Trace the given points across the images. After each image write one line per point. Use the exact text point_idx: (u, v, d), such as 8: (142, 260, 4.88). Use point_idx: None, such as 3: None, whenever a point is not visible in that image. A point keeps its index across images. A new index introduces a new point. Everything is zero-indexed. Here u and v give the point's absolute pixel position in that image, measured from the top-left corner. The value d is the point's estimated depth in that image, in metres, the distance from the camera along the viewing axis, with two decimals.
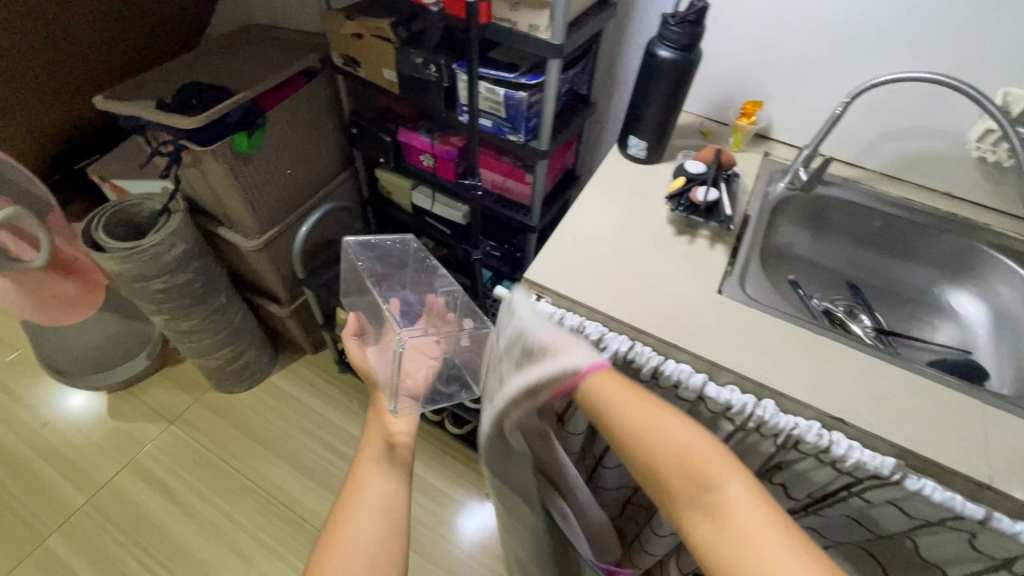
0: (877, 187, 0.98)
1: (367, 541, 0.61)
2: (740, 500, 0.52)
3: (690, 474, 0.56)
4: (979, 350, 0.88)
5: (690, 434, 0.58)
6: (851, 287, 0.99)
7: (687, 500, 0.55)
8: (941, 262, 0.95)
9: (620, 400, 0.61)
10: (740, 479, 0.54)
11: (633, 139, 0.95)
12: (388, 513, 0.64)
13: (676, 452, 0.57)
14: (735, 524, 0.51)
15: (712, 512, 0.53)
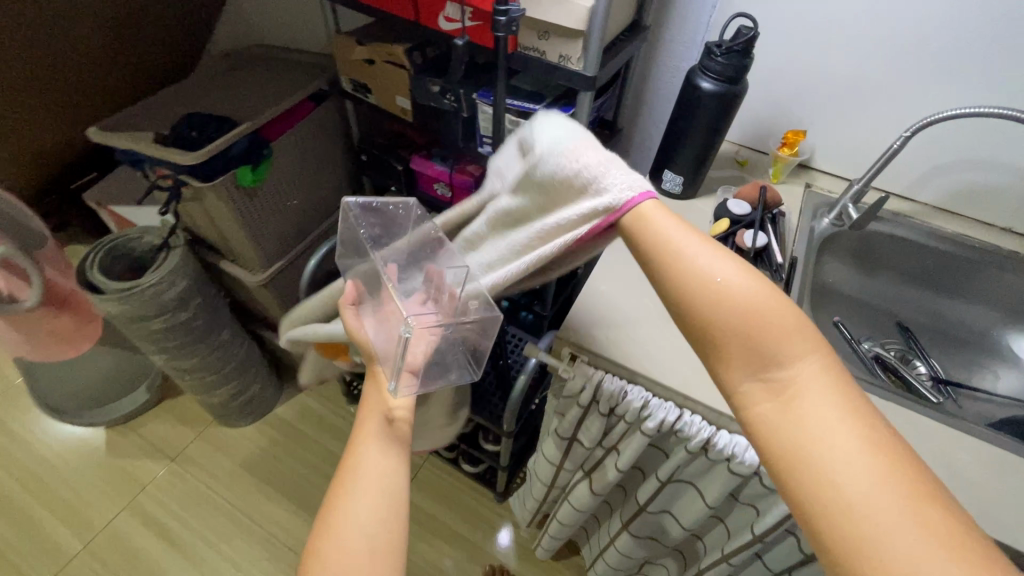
0: (931, 222, 0.91)
1: (366, 531, 0.52)
2: (810, 377, 0.43)
3: (751, 343, 0.44)
4: None
5: (757, 288, 0.45)
6: (902, 329, 0.92)
7: (743, 369, 0.44)
8: (1000, 303, 0.88)
9: (664, 239, 0.48)
10: (813, 355, 0.44)
11: (668, 174, 0.88)
12: (390, 498, 0.54)
13: (742, 313, 0.44)
14: (808, 411, 0.42)
15: (774, 390, 0.43)
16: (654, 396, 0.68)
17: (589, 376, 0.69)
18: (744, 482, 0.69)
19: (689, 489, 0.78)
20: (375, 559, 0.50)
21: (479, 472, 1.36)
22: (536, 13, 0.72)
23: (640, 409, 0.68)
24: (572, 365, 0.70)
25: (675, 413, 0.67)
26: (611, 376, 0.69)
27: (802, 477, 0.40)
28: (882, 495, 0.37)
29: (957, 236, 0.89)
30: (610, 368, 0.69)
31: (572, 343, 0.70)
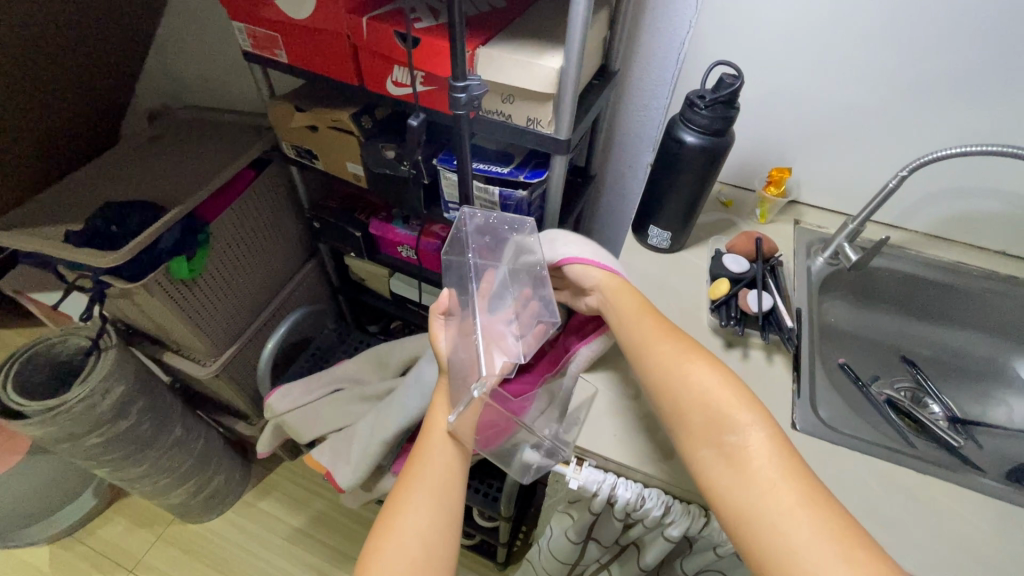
0: (925, 251, 0.87)
1: (423, 535, 0.52)
2: (757, 442, 0.48)
3: (710, 414, 0.50)
4: None
5: (711, 366, 0.54)
6: (908, 362, 0.86)
7: (700, 435, 0.50)
8: (1006, 329, 0.84)
9: (634, 325, 0.61)
10: (761, 423, 0.49)
11: (654, 229, 0.81)
12: (447, 506, 0.55)
13: (697, 384, 0.53)
14: (754, 471, 0.46)
15: (727, 455, 0.48)
16: (675, 500, 0.60)
17: (600, 483, 0.60)
18: None
19: None
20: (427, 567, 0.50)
21: (476, 543, 1.26)
22: (497, 77, 0.63)
23: (662, 515, 0.60)
24: (578, 472, 0.61)
25: (701, 518, 0.59)
26: (624, 481, 0.60)
27: (748, 532, 0.45)
28: (815, 548, 0.41)
29: (952, 265, 0.85)
30: (623, 472, 0.61)
31: (579, 450, 0.61)
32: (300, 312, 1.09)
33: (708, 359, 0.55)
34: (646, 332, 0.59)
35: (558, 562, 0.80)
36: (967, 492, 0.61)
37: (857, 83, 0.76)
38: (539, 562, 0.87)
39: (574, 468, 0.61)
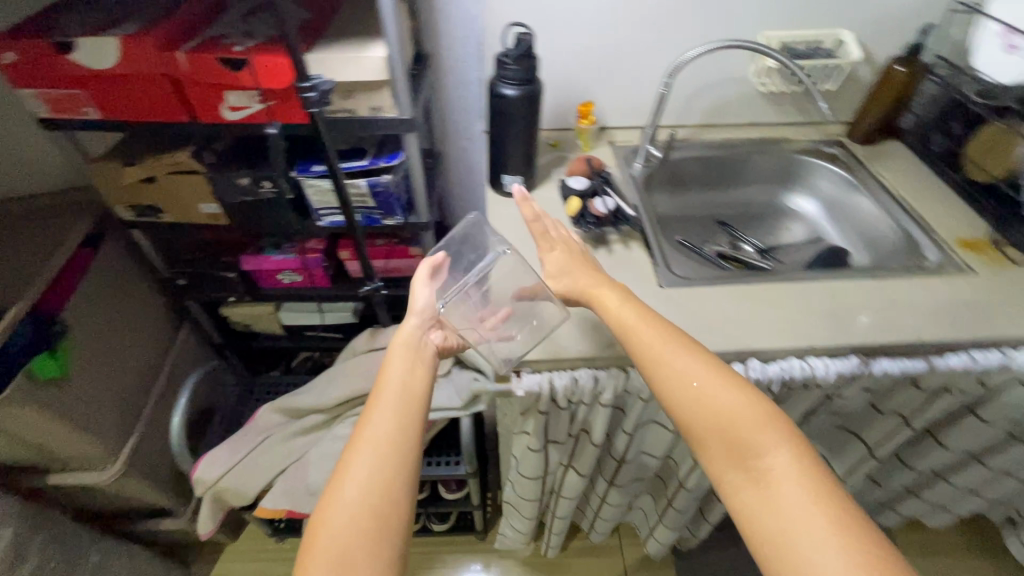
0: (703, 138, 1.13)
1: (375, 500, 0.50)
2: (778, 462, 0.50)
3: (732, 436, 0.52)
4: (827, 234, 1.08)
5: (731, 382, 0.56)
6: (721, 224, 1.12)
7: (723, 457, 0.52)
8: (770, 177, 1.14)
9: (642, 349, 0.61)
10: (779, 438, 0.51)
11: (507, 177, 0.93)
12: (399, 471, 0.53)
13: (715, 403, 0.54)
14: (777, 490, 0.49)
15: (748, 477, 0.50)
16: (599, 370, 0.74)
17: (540, 381, 0.72)
18: None
19: (653, 428, 0.86)
20: (375, 535, 0.49)
21: (452, 525, 1.31)
22: (332, 76, 0.69)
23: (594, 387, 0.74)
24: (521, 381, 0.72)
25: (622, 375, 0.73)
26: (558, 372, 0.73)
27: (777, 555, 0.46)
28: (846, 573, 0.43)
29: (724, 142, 1.12)
30: (555, 368, 0.73)
31: (511, 362, 0.72)
32: (196, 374, 1.03)
33: (730, 378, 0.56)
34: (658, 353, 0.59)
35: (530, 480, 0.91)
36: (782, 286, 0.84)
37: (617, 21, 0.95)
38: (514, 491, 0.97)
39: (516, 379, 0.72)
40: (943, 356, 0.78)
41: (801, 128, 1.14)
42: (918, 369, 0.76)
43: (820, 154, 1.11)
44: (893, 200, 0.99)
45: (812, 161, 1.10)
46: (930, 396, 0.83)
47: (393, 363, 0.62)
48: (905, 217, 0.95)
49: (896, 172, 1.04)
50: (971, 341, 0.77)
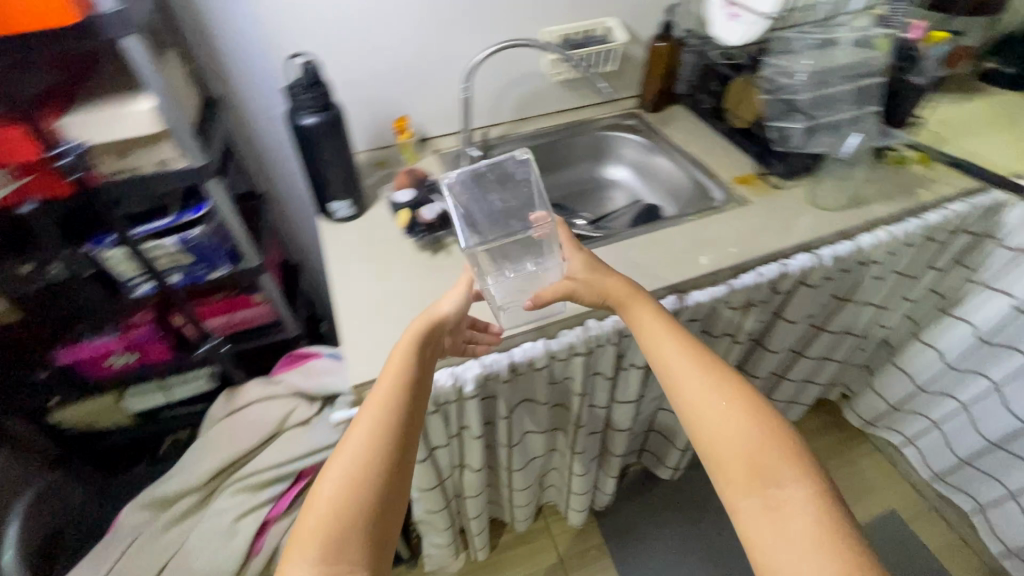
0: (520, 131, 1.21)
1: (373, 500, 0.49)
2: (797, 501, 0.51)
3: (753, 462, 0.54)
4: (643, 194, 1.23)
5: (753, 404, 0.58)
6: (556, 206, 1.22)
7: (739, 485, 0.54)
8: (587, 156, 1.26)
9: (669, 369, 0.63)
10: (797, 473, 0.53)
11: (335, 203, 0.93)
12: (393, 475, 0.52)
13: (739, 427, 0.57)
14: (792, 524, 0.50)
15: (763, 513, 0.52)
16: (456, 367, 0.77)
17: None
18: (550, 370, 0.85)
19: (528, 406, 0.92)
20: (364, 535, 0.48)
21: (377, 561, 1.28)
22: (96, 138, 0.65)
23: (455, 385, 0.76)
24: None
25: (478, 365, 0.77)
26: None
27: None
28: None
29: (537, 132, 1.22)
30: None
31: (370, 383, 0.72)
32: (22, 508, 0.91)
33: (760, 408, 0.58)
34: (683, 375, 0.62)
35: (429, 490, 0.92)
36: (604, 249, 0.94)
37: (406, 37, 0.98)
38: (420, 508, 0.98)
39: None
40: (738, 277, 0.92)
41: (600, 107, 1.28)
42: (720, 293, 0.90)
43: (619, 128, 1.25)
44: (683, 156, 1.15)
45: (613, 135, 1.24)
46: (741, 312, 0.98)
47: (397, 353, 0.61)
48: (693, 168, 1.11)
49: (682, 131, 1.20)
50: (754, 259, 0.92)
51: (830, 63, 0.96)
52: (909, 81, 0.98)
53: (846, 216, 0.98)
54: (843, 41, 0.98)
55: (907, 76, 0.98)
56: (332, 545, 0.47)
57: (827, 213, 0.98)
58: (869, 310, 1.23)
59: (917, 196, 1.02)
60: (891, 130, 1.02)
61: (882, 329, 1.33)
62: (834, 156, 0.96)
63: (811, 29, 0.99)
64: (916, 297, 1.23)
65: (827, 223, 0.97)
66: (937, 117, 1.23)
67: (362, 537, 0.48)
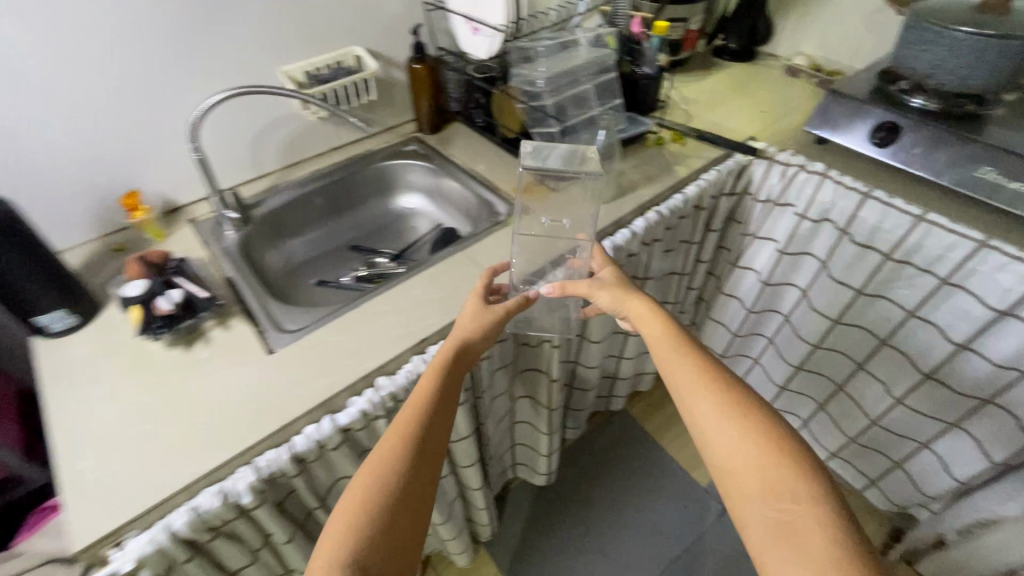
0: (291, 178, 1.11)
1: (395, 498, 0.57)
2: (806, 513, 0.59)
3: (765, 477, 0.63)
4: (439, 217, 1.20)
5: (755, 420, 0.68)
6: (354, 248, 1.16)
7: (751, 493, 0.63)
8: (375, 190, 1.20)
9: (680, 384, 0.74)
10: (800, 487, 0.61)
11: (45, 317, 0.75)
12: (428, 471, 0.61)
13: (748, 440, 0.66)
14: (802, 530, 0.58)
15: (773, 521, 0.60)
16: (224, 481, 0.65)
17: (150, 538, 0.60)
18: (353, 442, 0.76)
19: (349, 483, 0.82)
20: (394, 534, 0.55)
21: None
22: None
23: (228, 504, 0.64)
24: (125, 554, 0.59)
25: (252, 471, 0.65)
26: (171, 515, 0.61)
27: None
28: None
29: (312, 176, 1.12)
30: (168, 509, 0.63)
31: (104, 539, 0.59)
32: None
33: (766, 421, 0.67)
34: (692, 390, 0.72)
35: None
36: (391, 292, 0.87)
37: (107, 111, 0.87)
38: None
39: (118, 554, 0.59)
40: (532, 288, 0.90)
41: (378, 136, 1.22)
42: None
43: (401, 155, 1.20)
44: (465, 174, 1.13)
45: (395, 163, 1.19)
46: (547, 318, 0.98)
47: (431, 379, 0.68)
48: (477, 185, 1.10)
49: (463, 148, 1.19)
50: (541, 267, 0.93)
51: (567, 65, 1.00)
52: (637, 75, 1.06)
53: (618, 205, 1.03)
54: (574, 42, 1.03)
55: (635, 70, 1.07)
56: (364, 539, 0.53)
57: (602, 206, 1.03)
58: (673, 279, 1.34)
59: (676, 173, 1.11)
60: (638, 118, 1.10)
61: (692, 291, 1.46)
62: (592, 151, 1.00)
63: (547, 36, 1.04)
64: (708, 258, 1.36)
65: (603, 216, 1.01)
66: (684, 96, 1.37)
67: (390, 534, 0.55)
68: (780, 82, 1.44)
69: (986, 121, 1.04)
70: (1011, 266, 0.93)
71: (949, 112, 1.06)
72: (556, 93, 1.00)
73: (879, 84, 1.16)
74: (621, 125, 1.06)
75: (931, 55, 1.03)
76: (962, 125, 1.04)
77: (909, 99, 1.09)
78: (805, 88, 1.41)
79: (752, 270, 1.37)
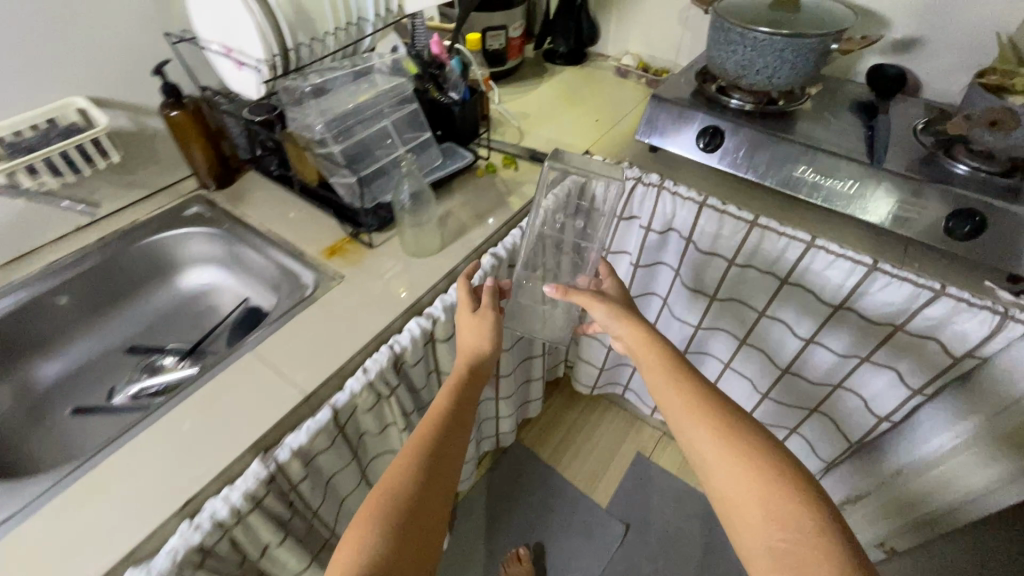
0: (15, 279, 0.84)
1: (380, 546, 0.55)
2: (815, 547, 0.54)
3: (761, 497, 0.59)
4: (243, 290, 0.98)
5: (754, 442, 0.63)
6: (132, 350, 0.91)
7: (754, 521, 0.58)
8: (150, 270, 0.95)
9: (673, 406, 0.69)
10: (809, 519, 0.56)
11: None
12: (417, 516, 0.58)
13: (750, 467, 0.60)
14: (797, 550, 0.54)
15: (780, 555, 0.54)
16: None
17: None
18: None
19: None
20: (407, 547, 0.56)
21: None
22: None
23: None
24: None
25: None
26: None
27: None
28: None
29: (43, 272, 0.85)
30: None
31: None
32: None
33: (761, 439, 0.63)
34: (684, 408, 0.68)
35: None
36: (149, 431, 0.66)
37: None
38: None
39: None
40: (347, 383, 0.74)
41: (145, 202, 0.97)
42: (324, 420, 0.69)
43: (177, 222, 0.96)
44: (260, 238, 0.93)
45: (169, 235, 0.94)
46: (382, 405, 0.82)
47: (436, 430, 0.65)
48: (276, 253, 0.90)
49: (256, 204, 0.98)
50: (357, 353, 0.76)
51: (354, 99, 0.84)
52: (444, 104, 0.92)
53: (445, 256, 0.89)
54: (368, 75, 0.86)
55: (441, 98, 0.92)
56: (378, 544, 0.55)
57: (427, 260, 0.88)
58: None
59: (509, 206, 1.00)
60: (456, 149, 0.97)
61: None
62: (401, 200, 0.85)
63: (337, 67, 0.86)
64: None
65: (429, 273, 0.87)
66: (516, 110, 1.27)
67: (399, 547, 0.55)
68: (612, 86, 1.39)
69: (796, 118, 1.05)
70: (837, 262, 0.93)
71: (761, 111, 1.06)
72: (347, 134, 0.83)
73: (697, 87, 1.14)
74: (435, 162, 0.93)
75: (737, 56, 1.01)
76: (775, 123, 1.04)
77: (725, 101, 1.08)
78: (635, 90, 1.38)
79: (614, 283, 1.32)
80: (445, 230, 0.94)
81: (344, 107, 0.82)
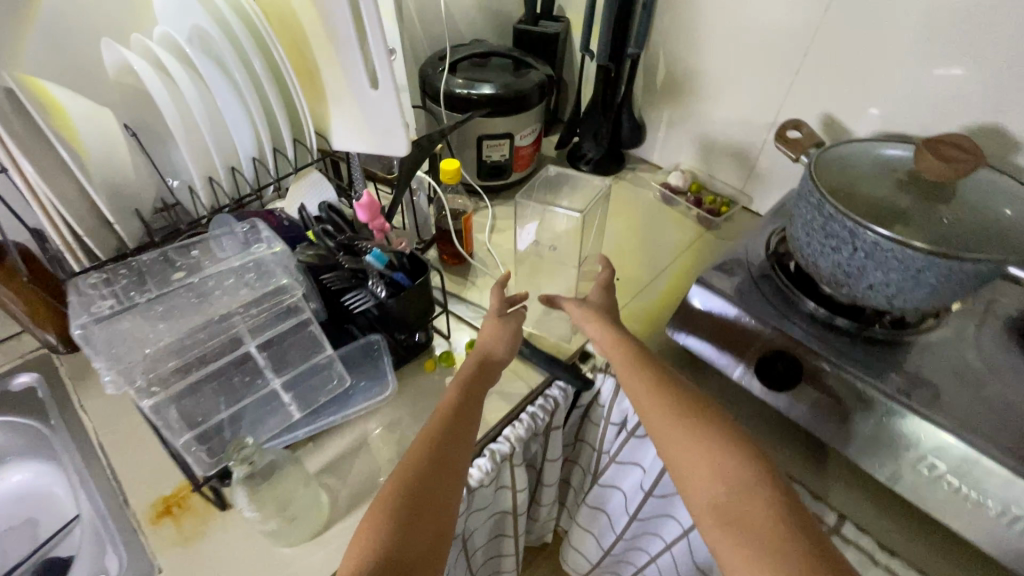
0: None
1: (400, 535, 0.48)
2: (756, 502, 0.52)
3: (715, 467, 0.55)
4: (71, 505, 0.69)
5: (703, 412, 0.59)
6: None
7: (701, 476, 0.55)
8: None
9: (627, 380, 0.63)
10: (750, 474, 0.54)
11: None
12: (438, 502, 0.52)
13: (694, 430, 0.57)
14: (753, 517, 0.51)
15: (726, 511, 0.52)
16: None
17: None
18: None
19: None
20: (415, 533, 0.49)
21: None
22: None
23: None
24: None
25: None
26: None
27: (737, 562, 0.50)
28: None
29: None
30: None
31: None
32: None
33: (707, 409, 0.59)
34: (630, 378, 0.63)
35: None
36: None
37: None
38: None
39: None
40: None
41: None
42: None
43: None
44: (85, 455, 0.64)
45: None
46: None
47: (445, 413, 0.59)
48: (95, 488, 0.62)
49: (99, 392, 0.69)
50: None
51: (204, 318, 0.51)
52: (353, 307, 0.59)
53: (328, 547, 0.56)
54: (281, 208, 0.66)
55: (355, 296, 0.59)
56: (388, 536, 0.48)
57: (300, 550, 0.56)
58: (505, 517, 0.92)
59: None
60: (380, 352, 0.67)
61: (544, 508, 1.04)
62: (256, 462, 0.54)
63: (216, 243, 0.57)
64: (555, 480, 0.95)
65: None
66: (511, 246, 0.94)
67: (410, 530, 0.49)
68: (648, 215, 1.04)
69: (924, 352, 0.67)
70: None
71: (864, 335, 0.68)
72: (177, 371, 0.51)
73: (769, 266, 0.77)
74: (335, 384, 0.61)
75: (839, 257, 0.64)
76: (883, 361, 0.66)
77: (810, 306, 0.71)
78: (681, 225, 1.02)
79: (618, 490, 0.96)
80: (345, 486, 0.61)
81: (168, 342, 0.49)
